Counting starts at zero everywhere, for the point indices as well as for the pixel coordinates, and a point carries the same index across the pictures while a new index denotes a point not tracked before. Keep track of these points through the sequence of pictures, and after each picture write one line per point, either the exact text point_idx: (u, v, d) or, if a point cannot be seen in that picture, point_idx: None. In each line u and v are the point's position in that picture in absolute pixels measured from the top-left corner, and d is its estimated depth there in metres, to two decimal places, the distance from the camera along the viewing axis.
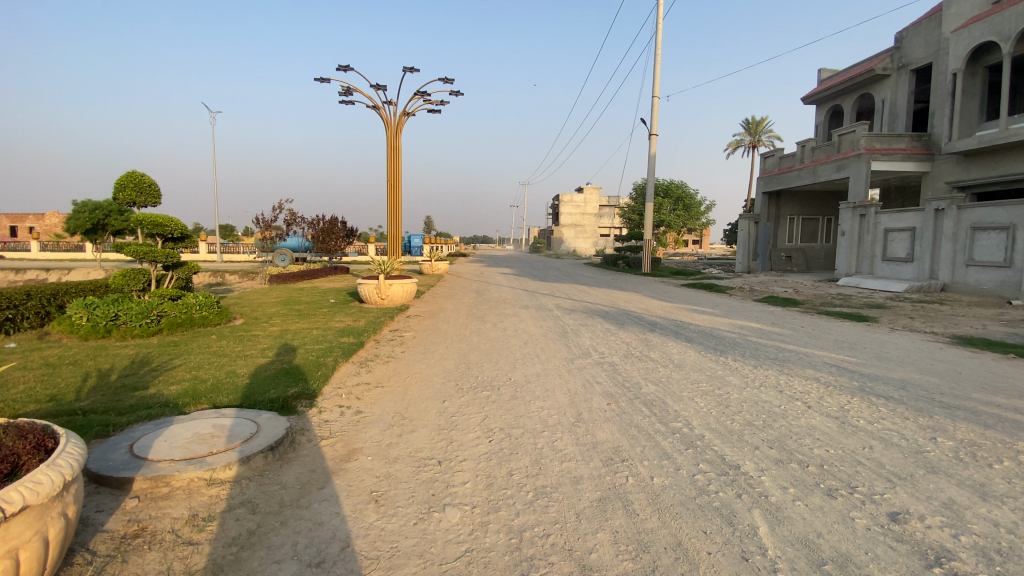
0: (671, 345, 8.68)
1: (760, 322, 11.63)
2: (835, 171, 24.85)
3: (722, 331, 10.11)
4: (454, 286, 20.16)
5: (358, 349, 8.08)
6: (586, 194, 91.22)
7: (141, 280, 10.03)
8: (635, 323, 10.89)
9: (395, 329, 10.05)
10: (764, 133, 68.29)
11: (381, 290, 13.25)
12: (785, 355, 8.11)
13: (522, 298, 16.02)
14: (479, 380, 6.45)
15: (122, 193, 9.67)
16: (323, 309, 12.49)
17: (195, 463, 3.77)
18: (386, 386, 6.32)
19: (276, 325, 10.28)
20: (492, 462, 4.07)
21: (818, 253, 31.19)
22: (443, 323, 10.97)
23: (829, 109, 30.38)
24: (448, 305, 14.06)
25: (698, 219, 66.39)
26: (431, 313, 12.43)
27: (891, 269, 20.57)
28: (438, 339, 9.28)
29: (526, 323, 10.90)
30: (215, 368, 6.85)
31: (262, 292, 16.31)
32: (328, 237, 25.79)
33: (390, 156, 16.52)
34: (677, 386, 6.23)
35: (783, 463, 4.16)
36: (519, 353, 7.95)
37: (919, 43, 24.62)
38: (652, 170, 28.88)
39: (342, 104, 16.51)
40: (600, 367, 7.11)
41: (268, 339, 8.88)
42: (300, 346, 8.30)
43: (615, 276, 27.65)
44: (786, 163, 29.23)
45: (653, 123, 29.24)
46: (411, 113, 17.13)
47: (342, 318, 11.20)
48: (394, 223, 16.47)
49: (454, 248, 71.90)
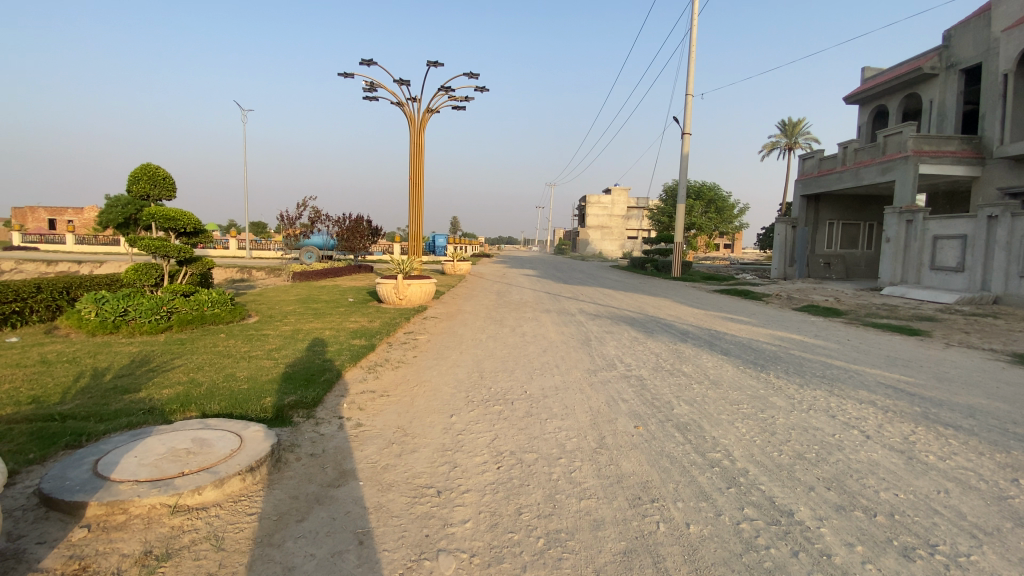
0: (704, 358, 7.98)
1: (801, 333, 10.78)
2: (879, 174, 23.43)
3: (760, 344, 9.33)
4: (475, 287, 19.69)
5: (368, 353, 7.64)
6: (613, 196, 89.92)
7: (153, 275, 9.91)
8: (665, 332, 10.20)
9: (410, 332, 9.60)
10: (801, 135, 65.96)
11: (399, 290, 12.82)
12: (833, 373, 7.32)
13: (545, 301, 15.41)
14: (493, 392, 5.89)
15: (137, 186, 9.51)
16: (341, 308, 12.16)
17: (160, 487, 3.33)
18: (392, 395, 5.83)
19: (289, 324, 9.94)
20: (499, 497, 3.52)
21: (859, 260, 29.69)
22: (460, 326, 10.47)
23: (873, 109, 28.85)
24: (468, 307, 13.56)
25: (729, 223, 64.47)
26: (449, 315, 11.95)
27: (939, 279, 19.21)
28: (454, 343, 8.77)
29: (548, 328, 10.32)
30: (214, 370, 6.47)
31: (282, 289, 16.12)
32: (353, 235, 25.60)
33: (412, 153, 16.09)
34: (713, 407, 5.56)
35: (846, 510, 3.48)
36: (539, 362, 7.39)
37: (967, 41, 23.03)
38: (684, 171, 27.92)
39: (365, 100, 16.17)
40: (626, 381, 6.49)
41: (279, 339, 8.52)
42: (309, 347, 7.89)
43: (643, 280, 26.78)
44: (827, 165, 27.83)
45: (685, 122, 28.25)
46: (434, 109, 16.70)
47: (357, 318, 10.81)
48: (416, 222, 16.07)
49: (480, 247, 71.65)
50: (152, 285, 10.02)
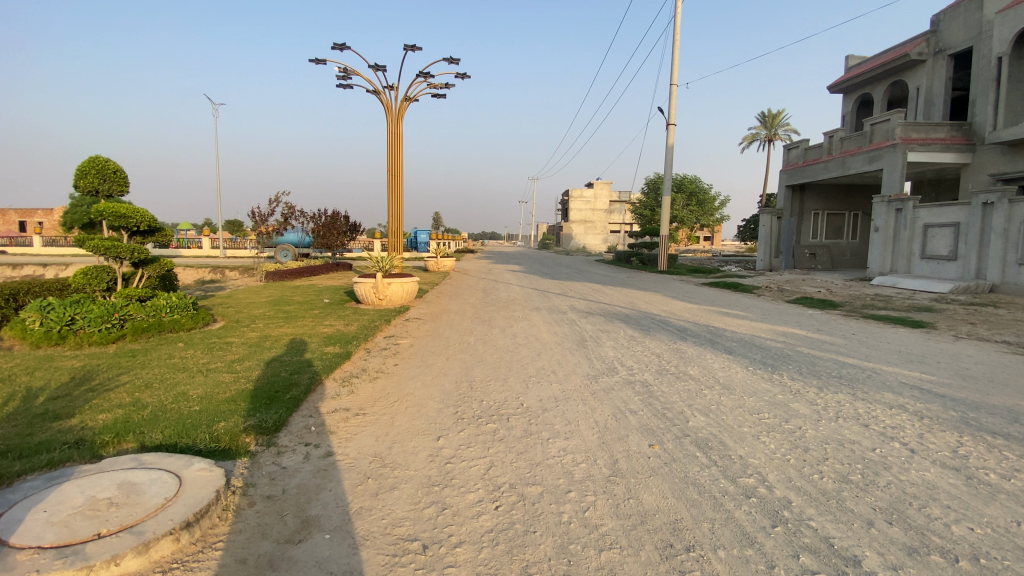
0: (710, 358, 7.39)
1: (802, 327, 10.32)
2: (867, 163, 23.22)
3: (765, 340, 8.80)
4: (459, 284, 18.96)
5: (343, 362, 6.89)
6: (596, 190, 89.61)
7: (105, 279, 8.81)
8: (663, 330, 9.62)
9: (391, 335, 8.86)
10: (781, 126, 66.29)
11: (379, 290, 12.05)
12: (849, 372, 6.80)
13: (533, 298, 14.75)
14: (484, 407, 5.20)
15: (83, 180, 8.51)
16: (316, 311, 11.36)
17: (66, 556, 2.59)
18: (370, 413, 5.11)
19: (259, 329, 9.13)
20: (500, 551, 2.84)
21: (844, 250, 29.65)
22: (444, 328, 9.75)
23: (857, 97, 28.77)
24: (452, 306, 12.84)
25: (712, 215, 64.47)
26: (433, 315, 11.25)
27: (931, 268, 19.04)
28: (439, 347, 8.07)
29: (539, 328, 9.67)
30: (166, 386, 5.68)
31: (255, 291, 15.22)
32: (331, 232, 24.62)
33: (391, 144, 15.26)
34: (733, 418, 4.96)
35: (919, 552, 2.88)
36: (534, 367, 6.74)
37: (956, 26, 22.96)
38: (670, 163, 27.45)
39: (338, 88, 15.26)
40: (631, 388, 5.87)
41: (245, 347, 7.72)
42: (278, 356, 7.10)
43: (630, 274, 26.31)
44: (812, 155, 27.65)
45: (671, 112, 27.77)
46: (412, 98, 15.88)
47: (333, 321, 10.05)
48: (396, 216, 15.27)
49: (462, 243, 70.76)
50: (105, 291, 8.94)
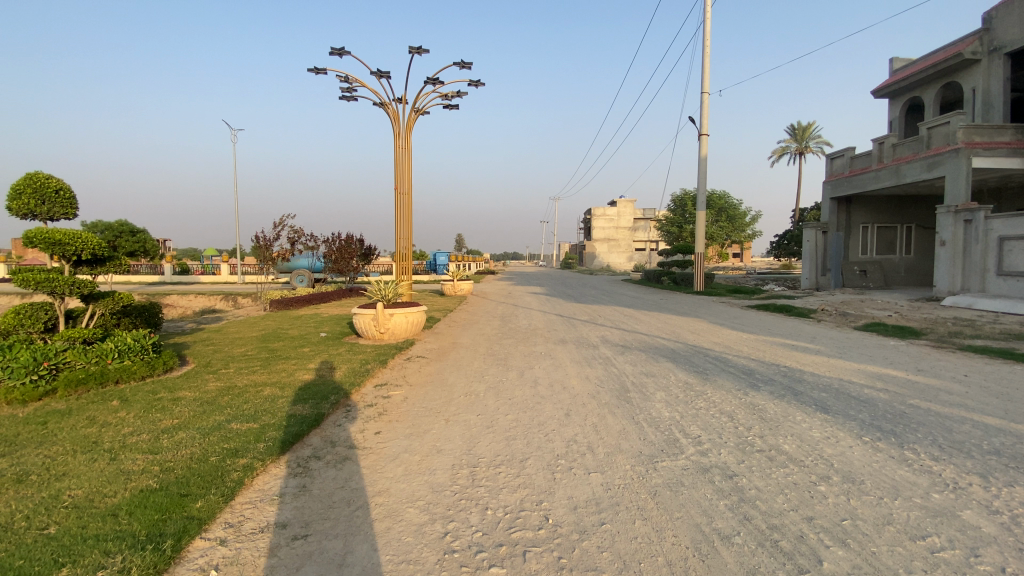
0: (802, 423, 5.47)
1: (894, 366, 8.31)
2: (924, 171, 20.92)
3: (860, 390, 6.82)
4: (477, 311, 17.28)
5: (309, 431, 5.18)
6: (619, 207, 87.72)
7: (42, 318, 7.41)
8: (723, 374, 7.72)
9: (383, 384, 7.16)
10: (812, 138, 63.68)
11: (379, 323, 10.41)
12: (1008, 446, 4.81)
13: (558, 327, 12.96)
14: (489, 524, 3.39)
15: (17, 202, 7.13)
16: (306, 348, 9.77)
17: None
18: (316, 535, 3.34)
19: (227, 377, 7.53)
20: None
21: (897, 267, 27.13)
22: (452, 371, 8.02)
23: (904, 103, 26.49)
24: (465, 339, 11.12)
25: (741, 231, 61.74)
26: (441, 352, 9.57)
27: (1010, 286, 16.62)
28: (439, 401, 6.33)
29: (567, 370, 7.86)
30: (41, 482, 3.99)
31: (250, 322, 13.78)
32: (343, 257, 23.25)
33: (400, 159, 13.78)
34: (890, 557, 3.04)
35: None
36: (565, 438, 4.95)
37: (1013, 21, 20.62)
38: (703, 177, 25.57)
39: (341, 100, 13.90)
40: (709, 483, 3.99)
41: (194, 405, 6.07)
42: (227, 421, 5.42)
43: (664, 296, 24.23)
44: (860, 164, 25.45)
45: (702, 123, 25.97)
46: (422, 111, 14.44)
47: (321, 363, 8.41)
48: (406, 238, 13.72)
49: (484, 263, 69.26)
50: (42, 333, 7.50)
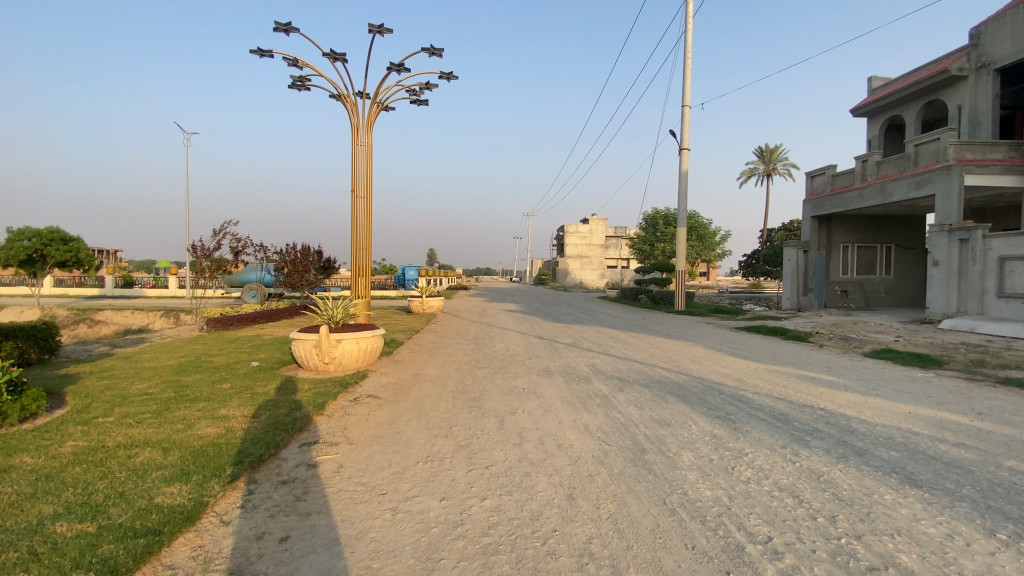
0: (905, 510, 3.88)
1: (947, 409, 6.91)
2: (912, 189, 20.26)
3: (937, 448, 5.31)
4: (446, 332, 15.45)
5: (171, 543, 3.31)
6: (592, 224, 87.37)
7: None
8: (753, 421, 6.16)
9: (315, 442, 5.30)
10: (779, 161, 64.71)
11: (323, 351, 8.51)
12: None
13: (539, 353, 11.29)
14: None
15: None
16: (228, 384, 7.80)
17: None
18: None
19: (100, 430, 5.54)
20: None
21: (878, 287, 26.60)
22: (409, 418, 6.20)
23: (884, 121, 26.20)
24: (430, 370, 9.31)
25: (712, 249, 61.67)
26: (400, 389, 7.73)
27: (1013, 308, 15.84)
28: (387, 474, 4.51)
29: (559, 416, 6.15)
30: None
31: (177, 346, 11.67)
32: (297, 270, 21.02)
33: (359, 159, 11.93)
34: None
35: None
36: (575, 549, 3.24)
37: (1003, 38, 20.42)
38: (685, 191, 24.52)
39: (292, 87, 12.02)
40: None
41: (19, 484, 4.12)
42: (48, 521, 3.50)
43: (646, 316, 22.89)
44: (841, 182, 24.81)
45: (684, 135, 24.95)
46: (386, 105, 12.61)
47: (241, 405, 6.50)
48: (365, 249, 11.82)
49: (455, 279, 67.59)
50: None
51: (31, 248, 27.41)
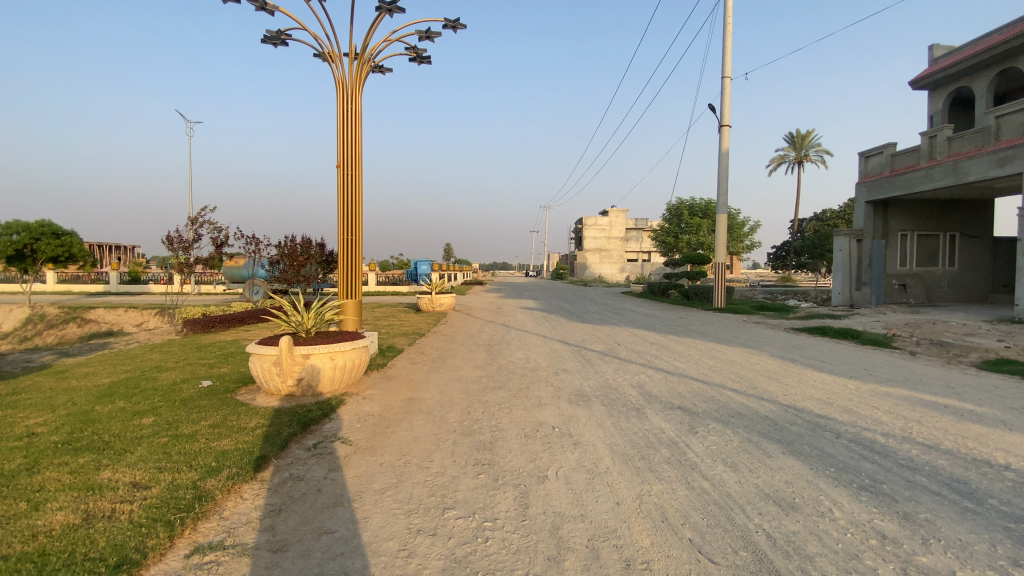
0: None
1: None
2: (993, 167, 17.48)
3: None
4: (457, 335, 13.32)
5: None
6: (611, 217, 84.75)
7: None
8: (927, 503, 3.83)
9: (216, 548, 3.15)
10: (810, 147, 61.27)
11: (286, 371, 6.42)
12: None
13: (568, 365, 9.04)
14: None
15: None
16: (153, 417, 5.73)
17: None
18: None
19: None
20: None
21: (940, 280, 23.75)
22: (380, 488, 4.02)
23: (949, 94, 23.14)
24: (428, 393, 7.12)
25: (740, 241, 58.72)
26: (381, 427, 5.56)
27: None
28: None
29: (615, 489, 3.92)
30: None
31: (132, 355, 9.67)
32: (294, 264, 19.08)
33: (343, 126, 9.74)
34: None
35: None
36: None
37: None
38: (725, 172, 21.90)
39: (263, 41, 9.81)
40: None
41: None
42: None
43: (681, 315, 20.45)
44: (902, 162, 21.93)
45: (723, 111, 22.30)
46: (378, 64, 10.40)
47: (142, 461, 4.39)
48: (352, 236, 9.61)
49: (470, 273, 65.85)
50: None
51: (20, 242, 26.13)
